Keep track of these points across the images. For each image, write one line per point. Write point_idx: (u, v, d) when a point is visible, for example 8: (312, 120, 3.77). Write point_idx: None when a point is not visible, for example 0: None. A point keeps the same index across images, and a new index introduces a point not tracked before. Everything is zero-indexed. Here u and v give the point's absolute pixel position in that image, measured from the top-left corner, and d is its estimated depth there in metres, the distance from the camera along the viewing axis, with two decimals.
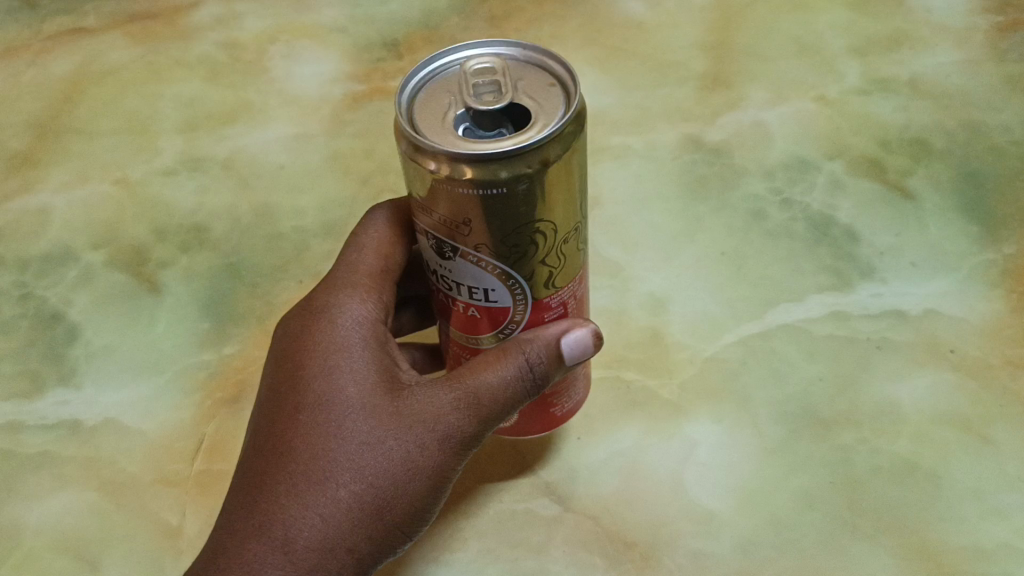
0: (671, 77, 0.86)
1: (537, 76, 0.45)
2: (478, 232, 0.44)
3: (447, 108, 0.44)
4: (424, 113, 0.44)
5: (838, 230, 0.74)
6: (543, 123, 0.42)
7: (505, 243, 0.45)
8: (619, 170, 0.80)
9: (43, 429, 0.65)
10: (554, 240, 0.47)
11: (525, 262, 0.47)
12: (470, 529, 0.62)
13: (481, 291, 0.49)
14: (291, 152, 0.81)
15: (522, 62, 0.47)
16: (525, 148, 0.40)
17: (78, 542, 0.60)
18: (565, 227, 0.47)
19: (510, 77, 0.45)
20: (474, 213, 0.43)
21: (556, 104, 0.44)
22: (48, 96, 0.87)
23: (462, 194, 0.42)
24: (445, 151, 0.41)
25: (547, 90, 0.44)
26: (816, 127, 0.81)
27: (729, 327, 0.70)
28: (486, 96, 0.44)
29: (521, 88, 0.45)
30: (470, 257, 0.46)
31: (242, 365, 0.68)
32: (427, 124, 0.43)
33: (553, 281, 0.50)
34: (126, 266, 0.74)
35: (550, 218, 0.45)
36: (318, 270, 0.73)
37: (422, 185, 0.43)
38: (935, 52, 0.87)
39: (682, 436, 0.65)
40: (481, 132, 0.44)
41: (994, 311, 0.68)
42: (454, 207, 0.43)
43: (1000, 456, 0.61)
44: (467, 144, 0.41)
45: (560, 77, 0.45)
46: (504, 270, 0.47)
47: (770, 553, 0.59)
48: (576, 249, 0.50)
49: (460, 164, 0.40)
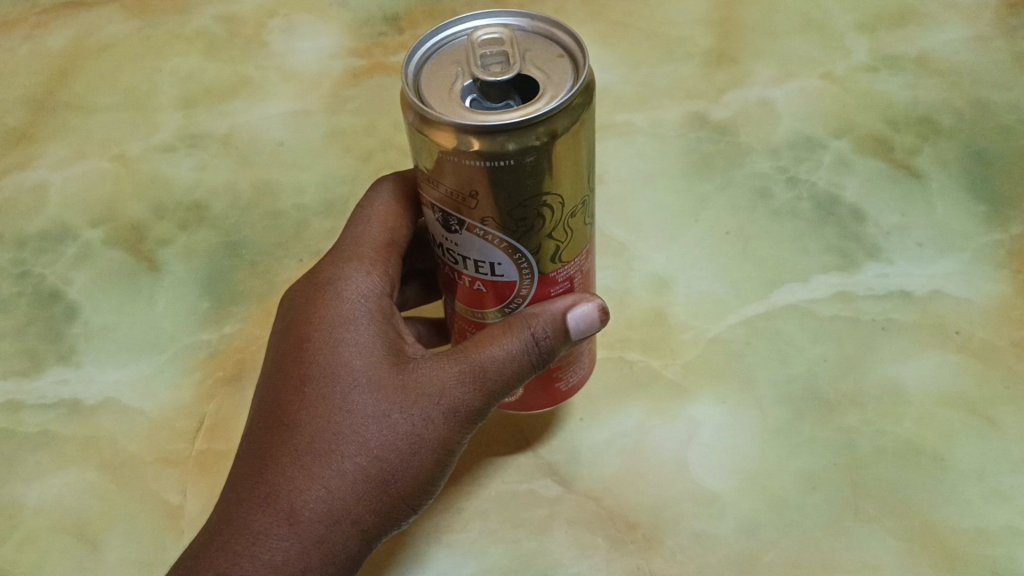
0: (676, 54, 0.85)
1: (545, 48, 0.45)
2: (485, 205, 0.43)
3: (454, 79, 0.43)
4: (432, 86, 0.43)
5: (844, 209, 0.74)
6: (551, 94, 0.41)
7: (511, 216, 0.44)
8: (623, 147, 0.79)
9: (43, 408, 0.65)
10: (561, 214, 0.46)
11: (534, 236, 0.46)
12: (471, 510, 0.61)
13: (488, 265, 0.48)
14: (292, 128, 0.80)
15: (530, 33, 0.46)
16: (533, 120, 0.39)
17: (79, 521, 0.60)
18: (572, 200, 0.46)
19: (519, 48, 0.44)
20: (480, 186, 0.42)
21: (565, 76, 0.43)
22: (45, 70, 0.85)
23: (470, 165, 0.41)
24: (453, 123, 0.40)
25: (556, 61, 0.44)
26: (823, 105, 0.80)
27: (733, 307, 0.69)
28: (494, 67, 0.44)
29: (529, 60, 0.44)
30: (477, 231, 0.46)
31: (242, 344, 0.67)
32: (434, 96, 0.42)
33: (558, 255, 0.49)
34: (125, 244, 0.73)
35: (558, 191, 0.44)
36: (318, 249, 0.72)
37: (428, 157, 0.43)
38: (943, 29, 0.86)
39: (684, 418, 0.64)
40: (488, 104, 0.44)
41: (1000, 292, 0.68)
42: (461, 179, 0.42)
43: (1005, 439, 0.61)
44: (474, 115, 0.40)
45: (569, 49, 0.44)
46: (510, 244, 0.46)
47: (773, 535, 0.59)
48: (583, 223, 0.49)
49: (468, 135, 0.40)
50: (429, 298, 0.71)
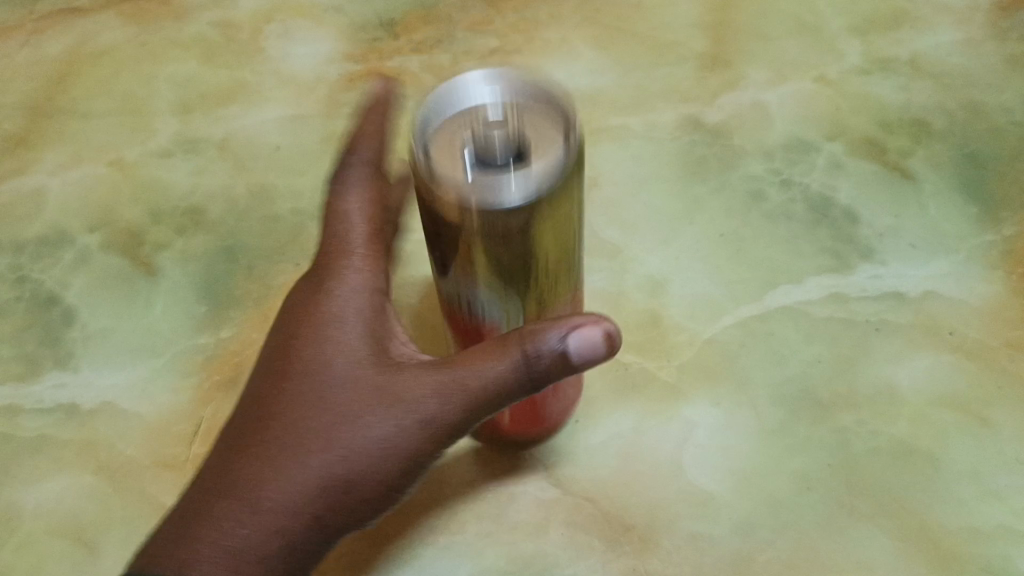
0: (670, 58, 0.84)
1: (546, 108, 0.44)
2: (474, 258, 0.46)
3: (456, 144, 0.43)
4: (435, 147, 0.43)
5: (837, 211, 0.74)
6: (543, 153, 0.42)
7: (497, 271, 0.47)
8: (618, 150, 0.79)
9: (41, 413, 0.65)
10: (544, 269, 0.48)
11: (528, 274, 0.48)
12: (468, 512, 0.61)
13: (478, 310, 0.51)
14: (288, 133, 0.80)
15: (535, 88, 0.45)
16: (516, 198, 0.42)
17: (76, 525, 0.60)
18: (556, 257, 0.48)
19: (518, 117, 0.44)
20: (469, 245, 0.45)
21: (557, 147, 0.42)
22: (40, 76, 0.85)
23: (459, 227, 0.44)
24: (453, 190, 0.41)
25: (556, 125, 0.44)
26: (816, 108, 0.81)
27: (728, 309, 0.69)
28: (494, 130, 0.43)
29: (528, 117, 0.44)
30: (467, 280, 0.49)
31: (239, 348, 0.68)
32: (436, 159, 0.42)
33: (545, 304, 0.52)
34: (123, 249, 0.74)
35: (541, 255, 0.47)
36: (314, 253, 0.73)
37: (425, 206, 0.45)
38: (936, 31, 0.86)
39: (679, 419, 0.65)
40: (486, 172, 0.43)
41: (994, 292, 0.68)
42: (452, 235, 0.45)
43: (998, 438, 0.62)
44: (472, 180, 0.41)
45: (567, 123, 0.43)
46: (497, 294, 0.49)
47: (769, 535, 0.59)
48: (569, 275, 0.52)
49: (458, 204, 0.42)
50: (423, 295, 0.71)
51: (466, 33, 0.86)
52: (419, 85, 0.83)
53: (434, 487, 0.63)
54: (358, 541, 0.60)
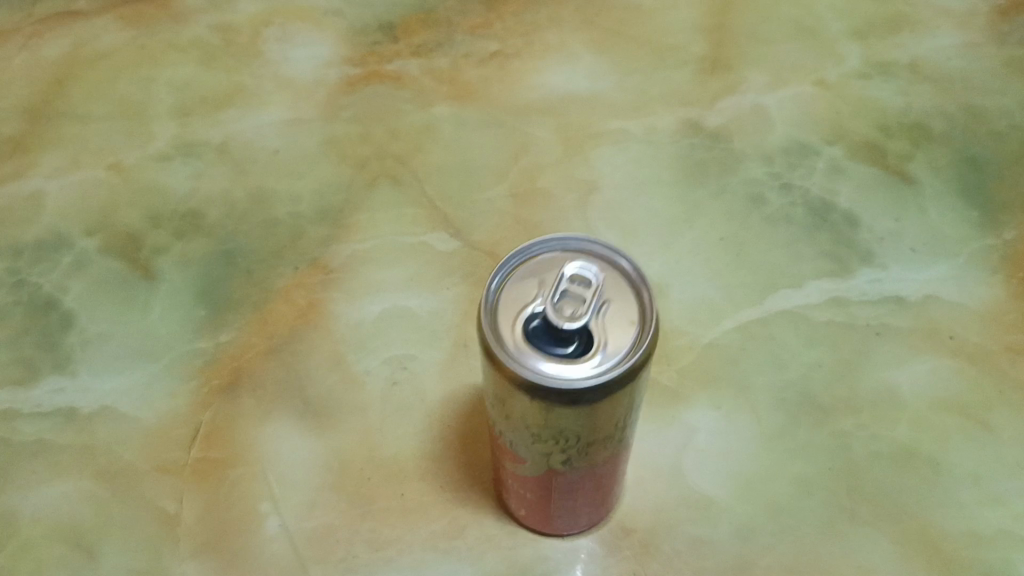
0: (669, 62, 0.84)
1: (626, 305, 0.44)
2: (513, 410, 0.45)
3: (528, 300, 0.44)
4: (513, 289, 0.44)
5: (838, 215, 0.74)
6: (595, 366, 0.42)
7: (531, 427, 0.46)
8: (618, 155, 0.78)
9: (38, 417, 0.65)
10: (575, 442, 0.47)
11: (557, 447, 0.48)
12: (468, 517, 0.61)
13: (504, 438, 0.50)
14: (287, 137, 0.80)
15: (620, 278, 0.45)
16: (566, 386, 0.41)
17: (74, 530, 0.60)
18: (590, 437, 0.47)
19: (601, 295, 0.44)
20: (511, 397, 0.44)
21: (626, 341, 0.42)
22: (37, 79, 0.84)
23: (508, 384, 0.43)
24: (499, 357, 0.42)
25: (625, 328, 0.43)
26: (816, 112, 0.81)
27: (728, 312, 0.69)
28: (566, 307, 0.43)
29: (604, 317, 0.43)
30: (501, 416, 0.47)
31: (238, 352, 0.68)
32: (502, 313, 0.43)
33: (571, 462, 0.50)
34: (121, 253, 0.73)
35: (574, 431, 0.45)
36: (314, 257, 0.72)
37: (492, 379, 0.45)
38: (935, 35, 0.86)
39: (680, 424, 0.64)
40: (548, 337, 0.43)
41: (994, 296, 0.69)
42: (500, 388, 0.44)
43: (999, 443, 0.63)
44: (519, 360, 0.42)
45: (642, 320, 0.43)
46: (525, 438, 0.48)
47: (769, 540, 0.59)
48: (604, 448, 0.49)
49: (512, 376, 0.42)
50: (443, 372, 0.67)
51: (465, 37, 0.86)
52: (418, 88, 0.83)
53: (434, 492, 0.62)
54: (357, 545, 0.60)
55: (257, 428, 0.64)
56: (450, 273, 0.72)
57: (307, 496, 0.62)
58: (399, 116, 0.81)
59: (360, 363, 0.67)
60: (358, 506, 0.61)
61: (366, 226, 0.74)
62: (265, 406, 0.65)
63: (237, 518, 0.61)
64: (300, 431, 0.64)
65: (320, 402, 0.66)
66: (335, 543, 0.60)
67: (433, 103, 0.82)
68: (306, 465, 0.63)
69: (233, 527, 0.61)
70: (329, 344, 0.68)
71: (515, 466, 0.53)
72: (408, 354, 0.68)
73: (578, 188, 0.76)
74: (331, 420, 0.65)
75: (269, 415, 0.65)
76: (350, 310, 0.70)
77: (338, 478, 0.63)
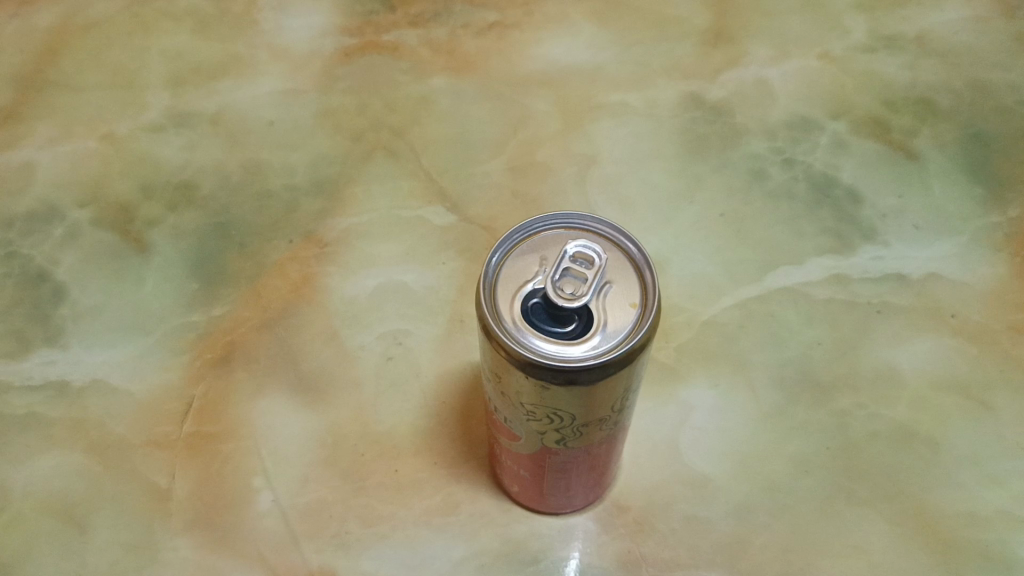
0: (672, 33, 0.83)
1: (629, 286, 0.42)
2: (508, 387, 0.44)
3: (528, 276, 0.43)
4: (514, 264, 0.43)
5: (840, 191, 0.73)
6: (593, 346, 0.41)
7: (526, 405, 0.45)
8: (617, 128, 0.77)
9: (29, 390, 0.64)
10: (570, 422, 0.46)
11: (552, 426, 0.47)
12: (463, 494, 0.61)
13: (499, 413, 0.49)
14: (282, 107, 0.79)
15: (624, 259, 0.43)
16: (561, 366, 0.40)
17: (66, 505, 0.60)
18: (585, 417, 0.46)
19: (603, 275, 0.43)
20: (507, 374, 0.43)
21: (626, 323, 0.41)
22: (28, 46, 0.82)
23: (504, 360, 0.42)
24: (495, 333, 0.41)
25: (626, 310, 0.42)
26: (820, 85, 0.79)
27: (727, 290, 0.68)
28: (567, 287, 0.42)
29: (605, 297, 0.42)
30: (496, 393, 0.46)
31: (231, 326, 0.67)
32: (501, 288, 0.42)
33: (565, 441, 0.49)
34: (114, 225, 0.72)
35: (568, 410, 0.44)
36: (309, 230, 0.71)
37: (488, 355, 0.44)
38: (943, 9, 0.84)
39: (677, 402, 0.64)
40: (546, 317, 0.42)
41: (997, 275, 0.68)
42: (496, 364, 0.43)
43: (999, 423, 0.62)
44: (516, 338, 0.41)
45: (644, 301, 0.42)
46: (521, 416, 0.47)
47: (766, 519, 0.59)
48: (599, 430, 0.48)
49: (507, 354, 0.41)
50: (439, 349, 0.66)
51: (464, 7, 0.85)
52: (416, 59, 0.82)
53: (428, 468, 0.62)
54: (350, 521, 0.59)
55: (250, 402, 0.64)
56: (445, 248, 0.71)
57: (301, 472, 0.61)
58: (397, 88, 0.80)
59: (355, 338, 0.67)
60: (352, 481, 0.61)
61: (361, 199, 0.73)
62: (258, 380, 0.65)
63: (229, 493, 0.60)
64: (294, 406, 0.64)
65: (314, 377, 0.65)
66: (328, 519, 0.60)
67: (431, 74, 0.81)
68: (299, 440, 0.63)
69: (226, 502, 0.60)
70: (323, 319, 0.67)
71: (510, 443, 0.52)
72: (403, 329, 0.67)
73: (577, 163, 0.75)
74: (324, 396, 0.64)
75: (261, 389, 0.64)
76: (345, 284, 0.69)
77: (331, 453, 0.62)
